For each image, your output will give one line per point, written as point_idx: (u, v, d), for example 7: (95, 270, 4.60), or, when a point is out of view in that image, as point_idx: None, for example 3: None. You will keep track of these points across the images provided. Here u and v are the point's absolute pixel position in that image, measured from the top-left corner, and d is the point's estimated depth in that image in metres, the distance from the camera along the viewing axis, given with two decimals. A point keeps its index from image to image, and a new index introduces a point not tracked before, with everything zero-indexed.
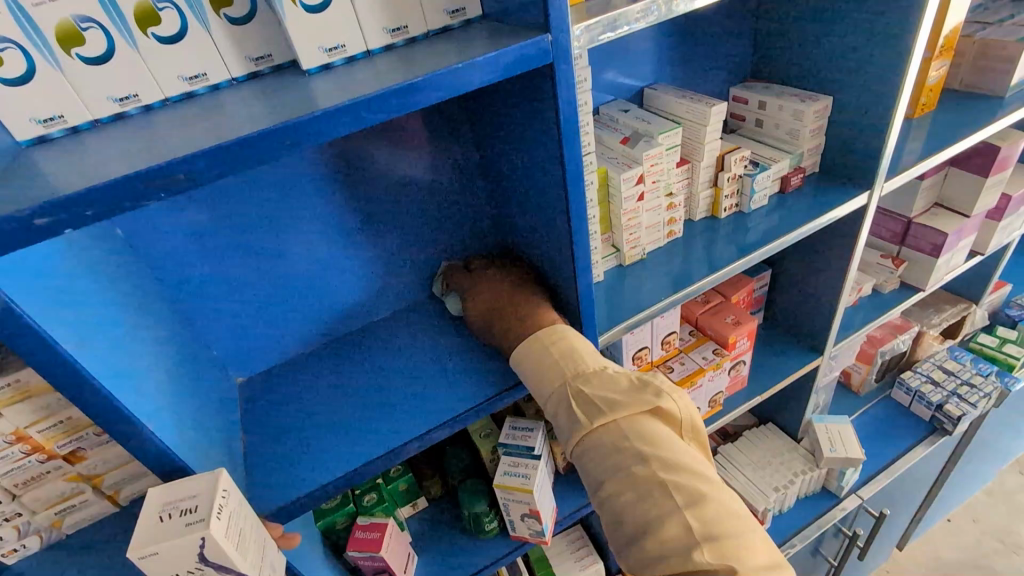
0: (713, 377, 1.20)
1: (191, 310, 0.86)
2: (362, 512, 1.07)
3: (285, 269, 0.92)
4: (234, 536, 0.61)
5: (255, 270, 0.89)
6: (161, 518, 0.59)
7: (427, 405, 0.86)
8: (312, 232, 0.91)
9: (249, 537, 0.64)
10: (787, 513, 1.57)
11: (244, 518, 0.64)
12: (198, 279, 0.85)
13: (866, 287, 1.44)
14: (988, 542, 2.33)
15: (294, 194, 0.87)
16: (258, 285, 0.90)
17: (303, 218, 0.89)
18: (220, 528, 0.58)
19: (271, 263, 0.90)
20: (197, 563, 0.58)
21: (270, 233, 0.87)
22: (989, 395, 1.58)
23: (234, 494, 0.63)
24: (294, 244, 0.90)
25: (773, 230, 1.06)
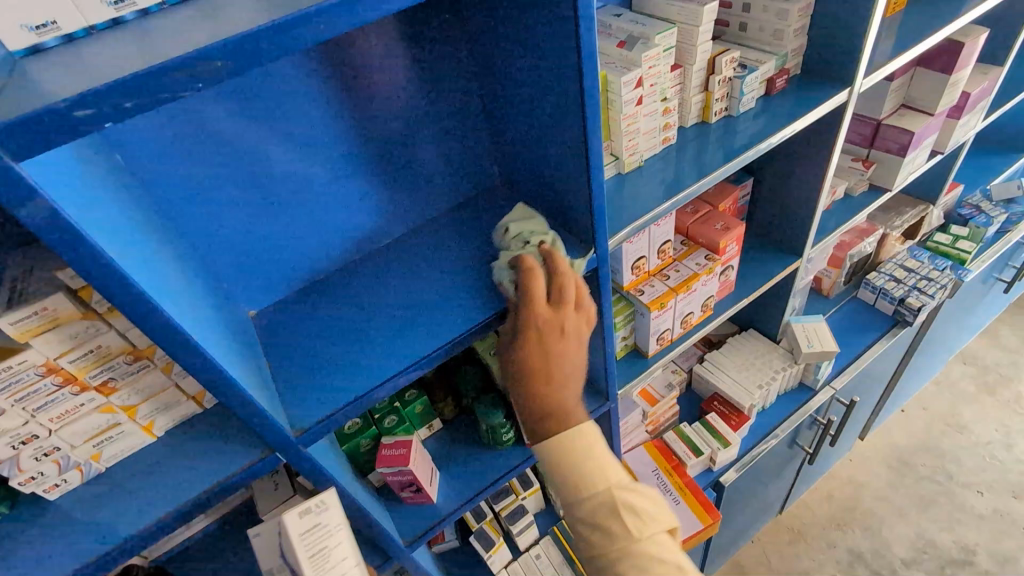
0: (706, 283, 1.26)
1: (199, 240, 0.85)
2: (385, 433, 1.12)
3: (288, 195, 0.91)
4: (310, 543, 0.73)
5: (259, 195, 0.88)
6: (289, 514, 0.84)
7: (448, 316, 0.88)
8: (313, 154, 0.90)
9: (338, 554, 0.74)
10: (769, 408, 1.70)
11: (333, 547, 0.74)
12: (204, 205, 0.83)
13: (839, 190, 1.52)
14: (936, 425, 2.60)
15: (294, 111, 0.85)
16: (262, 212, 0.89)
17: (305, 137, 0.88)
18: (292, 522, 0.73)
19: (273, 188, 0.88)
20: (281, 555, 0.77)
21: (272, 154, 0.86)
22: (946, 286, 1.73)
23: (334, 518, 0.76)
24: (295, 166, 0.89)
25: (759, 132, 1.11)
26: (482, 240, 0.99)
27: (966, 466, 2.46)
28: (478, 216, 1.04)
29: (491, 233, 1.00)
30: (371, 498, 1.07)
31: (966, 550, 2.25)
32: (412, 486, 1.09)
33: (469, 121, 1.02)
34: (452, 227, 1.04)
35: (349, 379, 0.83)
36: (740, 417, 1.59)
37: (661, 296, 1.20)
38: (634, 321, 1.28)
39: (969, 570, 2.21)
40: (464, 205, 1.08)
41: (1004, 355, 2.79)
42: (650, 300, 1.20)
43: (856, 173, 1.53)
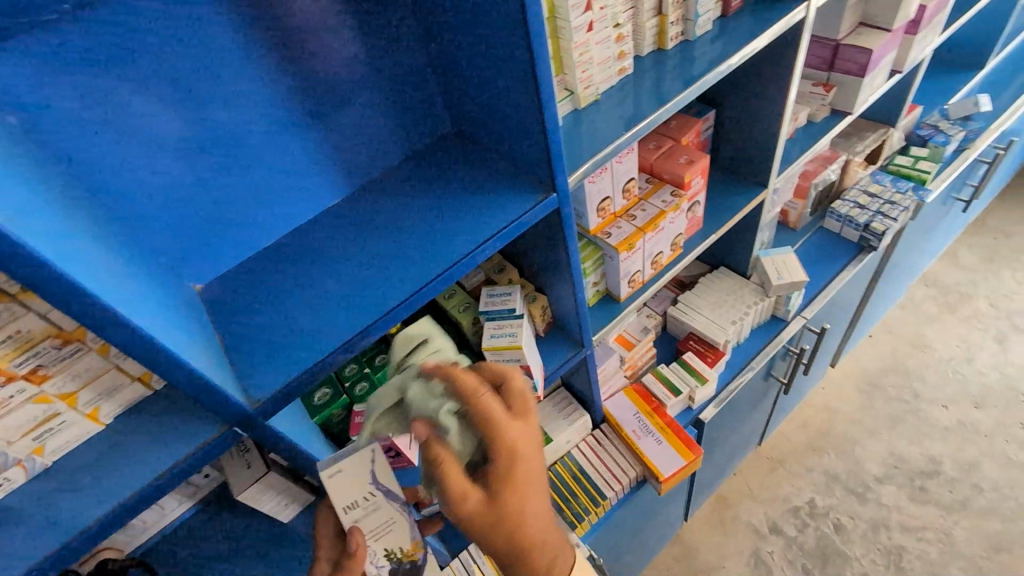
0: (674, 220, 1.24)
1: (123, 210, 0.79)
2: (357, 401, 1.08)
3: (218, 156, 0.84)
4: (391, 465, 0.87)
5: (184, 159, 0.81)
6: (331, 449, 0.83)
7: (406, 271, 0.84)
8: (243, 110, 0.83)
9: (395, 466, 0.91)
10: (744, 343, 1.72)
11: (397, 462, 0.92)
12: (122, 169, 0.77)
13: (801, 117, 1.50)
14: (902, 347, 2.69)
15: (213, 62, 0.77)
16: (191, 175, 0.83)
17: (229, 88, 0.80)
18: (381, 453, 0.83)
19: (199, 149, 0.82)
20: (370, 488, 0.85)
21: (193, 110, 0.79)
22: (908, 208, 1.75)
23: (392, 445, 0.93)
24: (222, 124, 0.82)
25: (716, 57, 1.07)
26: (438, 189, 0.94)
27: (930, 383, 2.56)
28: (432, 167, 0.98)
29: (446, 182, 0.94)
30: None
31: (933, 461, 2.37)
32: (392, 452, 1.07)
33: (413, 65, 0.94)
34: (404, 180, 0.97)
35: (307, 344, 0.79)
36: (716, 354, 1.60)
37: (629, 237, 1.17)
38: (604, 266, 1.26)
39: (936, 479, 2.33)
40: (416, 157, 1.01)
41: (963, 274, 2.89)
42: (618, 242, 1.17)
43: (817, 98, 1.51)
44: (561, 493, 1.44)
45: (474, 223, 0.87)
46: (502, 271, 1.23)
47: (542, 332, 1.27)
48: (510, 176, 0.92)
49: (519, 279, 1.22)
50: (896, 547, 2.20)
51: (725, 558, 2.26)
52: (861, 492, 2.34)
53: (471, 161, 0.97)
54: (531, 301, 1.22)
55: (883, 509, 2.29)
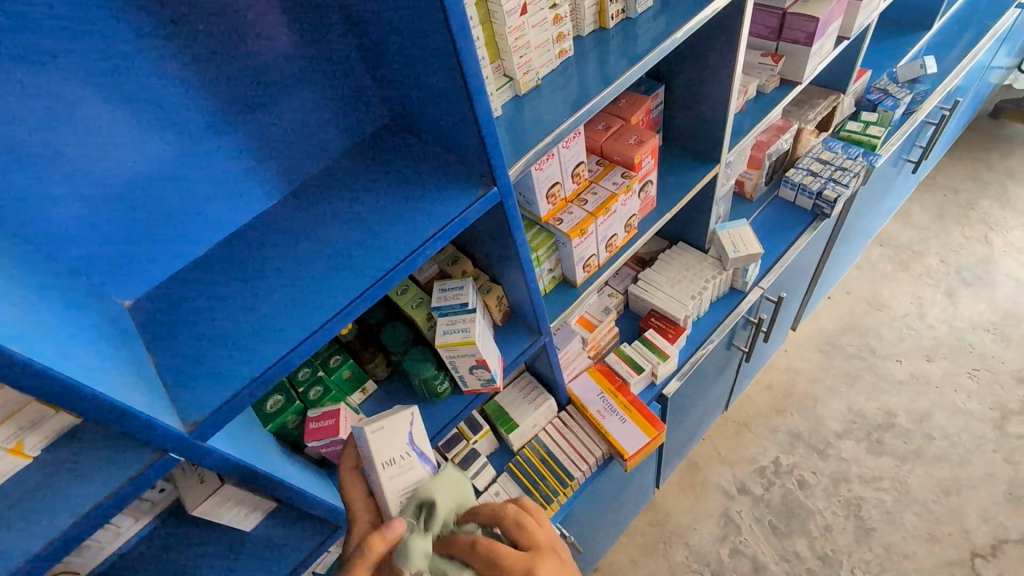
0: (626, 201, 1.22)
1: (33, 226, 0.76)
2: (311, 406, 1.05)
3: (132, 163, 0.80)
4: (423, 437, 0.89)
5: (94, 169, 0.78)
6: (387, 462, 0.83)
7: (345, 275, 0.81)
8: (154, 115, 0.78)
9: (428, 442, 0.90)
10: (704, 316, 1.74)
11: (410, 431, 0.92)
12: (27, 180, 0.74)
13: (750, 88, 1.49)
14: (859, 307, 2.77)
15: (111, 66, 0.73)
16: (104, 184, 0.80)
17: (136, 88, 0.76)
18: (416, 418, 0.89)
19: (109, 157, 0.78)
20: (403, 450, 0.85)
21: (101, 113, 0.75)
22: (858, 173, 1.78)
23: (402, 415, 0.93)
24: (133, 130, 0.78)
25: (659, 34, 1.04)
26: (375, 186, 0.90)
27: (886, 340, 2.66)
28: (369, 162, 0.93)
29: (384, 178, 0.90)
30: (310, 473, 1.03)
31: (888, 415, 2.48)
32: None
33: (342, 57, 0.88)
34: (341, 177, 0.92)
35: (245, 360, 0.76)
36: (677, 329, 1.62)
37: (581, 223, 1.16)
38: (558, 252, 1.24)
39: (891, 431, 2.44)
40: (354, 153, 0.95)
41: (914, 232, 2.97)
42: (570, 228, 1.15)
43: (766, 69, 1.50)
44: (529, 476, 1.46)
45: (413, 222, 0.84)
46: (456, 262, 1.21)
47: (500, 321, 1.26)
48: (450, 169, 0.88)
49: (473, 270, 1.21)
50: (855, 498, 2.31)
51: (697, 521, 2.35)
52: (823, 448, 2.43)
53: (410, 154, 0.92)
54: (486, 292, 1.20)
55: (843, 463, 2.39)
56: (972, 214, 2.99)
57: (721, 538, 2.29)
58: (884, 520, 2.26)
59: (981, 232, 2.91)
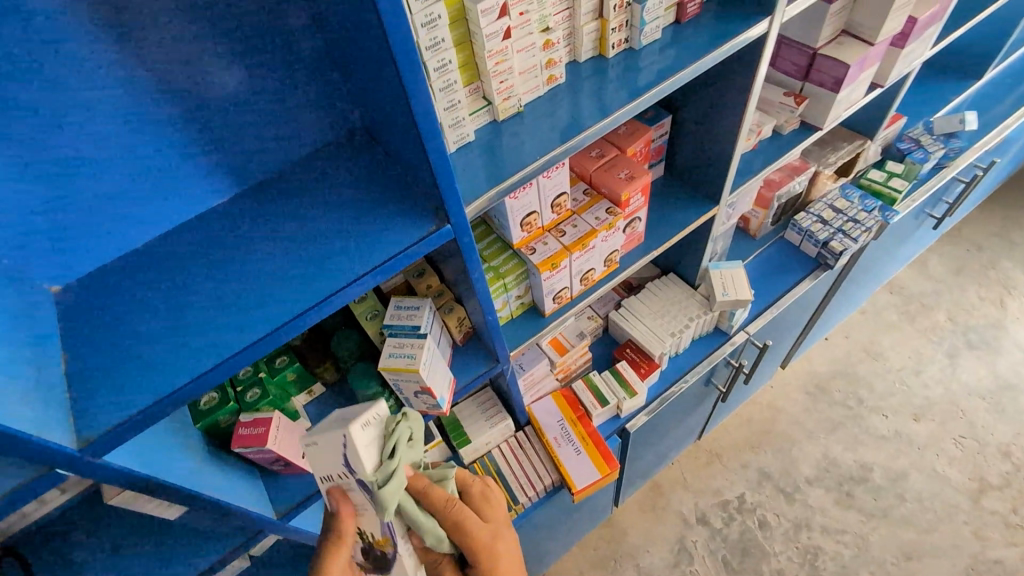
0: (607, 238, 1.16)
1: None
2: (246, 409, 1.01)
3: (70, 154, 0.76)
4: (374, 456, 0.76)
5: (30, 159, 0.74)
6: (334, 475, 0.79)
7: (278, 301, 0.79)
8: (95, 107, 0.74)
9: (390, 455, 0.78)
10: (683, 353, 1.68)
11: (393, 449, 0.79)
12: None
13: (765, 128, 1.40)
14: (856, 353, 2.69)
15: (50, 54, 0.69)
16: (37, 174, 0.76)
17: (78, 76, 0.71)
18: (359, 435, 0.74)
19: (44, 147, 0.74)
20: (343, 468, 0.77)
21: (38, 99, 0.71)
22: (870, 228, 1.68)
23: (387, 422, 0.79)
24: (70, 121, 0.74)
25: (664, 70, 0.96)
26: (328, 207, 0.86)
27: (876, 391, 2.58)
28: (328, 174, 0.90)
29: (337, 195, 0.87)
30: (236, 476, 1.01)
31: (863, 468, 2.42)
32: (281, 461, 1.03)
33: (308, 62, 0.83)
34: (297, 186, 0.89)
35: (161, 376, 0.75)
36: (650, 365, 1.57)
37: (553, 256, 1.10)
38: (529, 280, 1.18)
39: (863, 485, 2.38)
40: (313, 159, 0.92)
41: (927, 284, 2.86)
42: (541, 261, 1.09)
43: (786, 109, 1.40)
44: None
45: (356, 249, 0.82)
46: (422, 276, 1.17)
47: (459, 342, 1.21)
48: (406, 200, 0.84)
49: (437, 286, 1.17)
50: (813, 547, 2.28)
51: (651, 543, 2.33)
52: (790, 492, 2.39)
53: (370, 175, 0.88)
54: (447, 312, 1.15)
55: (808, 510, 2.35)
56: (990, 273, 2.86)
57: (672, 565, 2.28)
58: (838, 573, 2.23)
59: (997, 294, 2.79)
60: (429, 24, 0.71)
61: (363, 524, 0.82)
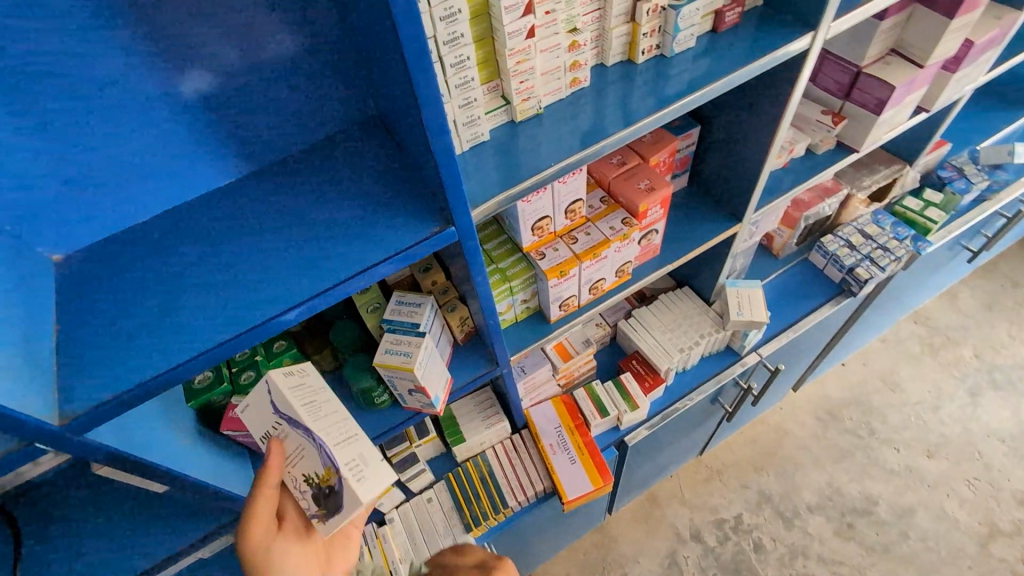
0: (620, 249, 1.12)
1: None
2: (238, 392, 1.00)
3: (79, 127, 0.76)
4: (300, 398, 0.82)
5: (38, 128, 0.74)
6: (269, 430, 0.85)
7: (273, 291, 0.78)
8: (104, 82, 0.73)
9: (319, 401, 0.85)
10: (691, 370, 1.63)
11: (325, 403, 0.86)
12: None
13: (798, 147, 1.33)
14: (873, 382, 2.61)
15: (62, 26, 0.67)
16: (45, 144, 0.75)
17: (90, 49, 0.70)
18: (281, 380, 0.83)
19: (53, 117, 0.74)
20: (274, 419, 0.84)
21: (49, 71, 0.70)
22: (900, 258, 1.61)
23: (317, 379, 0.89)
24: (79, 93, 0.73)
25: (694, 80, 0.92)
26: (334, 199, 0.85)
27: (890, 423, 2.50)
28: (337, 163, 0.88)
29: (343, 187, 0.85)
30: (223, 458, 1.00)
31: (868, 501, 2.35)
32: (271, 445, 1.05)
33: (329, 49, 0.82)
34: (306, 173, 0.88)
35: (149, 357, 0.74)
36: (655, 380, 1.53)
37: (563, 264, 1.06)
38: (536, 285, 1.15)
39: (866, 518, 2.32)
40: (325, 146, 0.91)
41: (956, 317, 2.76)
42: (550, 267, 1.06)
43: (822, 128, 1.34)
44: (465, 492, 1.41)
45: (356, 244, 0.80)
46: (428, 271, 1.14)
47: (460, 341, 1.18)
48: (413, 198, 0.83)
49: (442, 282, 1.14)
50: None
51: (641, 554, 2.30)
52: (789, 517, 2.34)
53: (380, 169, 0.87)
54: (449, 311, 1.12)
55: (806, 537, 2.30)
56: None
57: None
58: None
59: None
60: (448, 18, 0.68)
61: (303, 468, 0.83)
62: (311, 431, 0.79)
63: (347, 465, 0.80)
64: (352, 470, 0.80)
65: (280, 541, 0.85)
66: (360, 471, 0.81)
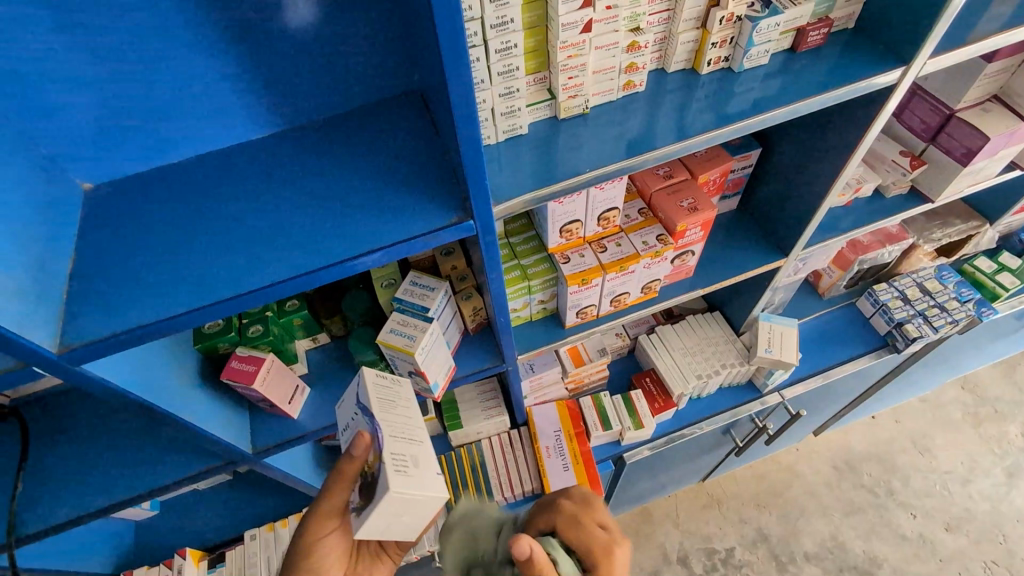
0: (650, 266, 1.06)
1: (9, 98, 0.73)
2: (245, 343, 1.02)
3: (122, 64, 0.75)
4: (382, 394, 0.78)
5: (83, 60, 0.74)
6: (346, 423, 0.81)
7: (280, 256, 0.76)
8: (152, 21, 0.73)
9: (398, 401, 0.79)
10: (706, 398, 1.57)
11: (404, 408, 0.79)
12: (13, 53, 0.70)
13: (866, 187, 1.22)
14: (901, 441, 2.46)
15: None
16: (89, 76, 0.75)
17: None
18: (372, 375, 0.80)
19: (99, 52, 0.73)
20: (354, 411, 0.80)
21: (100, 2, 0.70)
22: (958, 321, 1.48)
23: (407, 388, 0.83)
24: (126, 30, 0.72)
25: (760, 101, 0.84)
26: (359, 172, 0.83)
27: (911, 487, 2.36)
28: (370, 134, 0.87)
29: (371, 161, 0.84)
30: (220, 405, 1.02)
31: (871, 562, 2.23)
32: (267, 401, 1.05)
33: (378, 17, 0.80)
34: (337, 140, 0.87)
35: (149, 301, 0.74)
36: (667, 402, 1.48)
37: (586, 272, 1.02)
38: (556, 288, 1.11)
39: None
40: (361, 114, 0.89)
41: (1009, 391, 2.56)
42: (572, 273, 1.02)
43: (897, 171, 1.22)
44: (453, 475, 1.40)
45: (371, 222, 0.78)
46: (449, 255, 1.11)
47: (471, 330, 1.16)
48: (438, 183, 0.80)
49: (462, 269, 1.12)
50: None
51: None
52: (783, 561, 2.25)
53: (412, 147, 0.84)
54: (464, 299, 1.10)
55: None
56: None
57: None
58: None
59: None
60: (499, 2, 0.64)
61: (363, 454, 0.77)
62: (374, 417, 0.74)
63: (392, 456, 0.72)
64: (395, 461, 0.71)
65: (331, 534, 0.84)
66: (403, 467, 0.71)
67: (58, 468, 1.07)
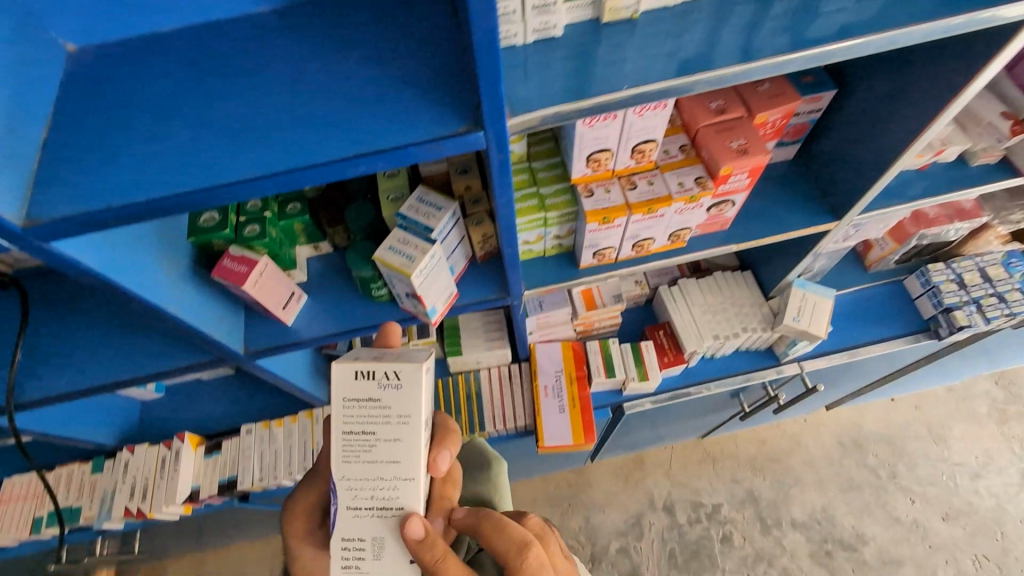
0: (682, 211, 0.95)
1: None
2: (239, 242, 0.96)
3: None
4: (352, 425, 0.65)
5: None
6: None
7: (266, 149, 0.68)
8: None
9: (371, 438, 0.65)
10: (720, 358, 1.49)
11: (379, 448, 0.65)
12: None
13: (949, 150, 1.06)
14: (917, 428, 2.38)
15: None
16: None
17: None
18: (344, 389, 0.66)
19: None
20: None
21: None
22: (1014, 314, 1.35)
23: (407, 402, 0.65)
24: None
25: (848, 25, 0.69)
26: (366, 62, 0.72)
27: (916, 473, 2.30)
28: (384, 20, 0.75)
29: (379, 51, 0.73)
30: (213, 300, 0.99)
31: (857, 537, 2.21)
32: (260, 305, 1.02)
33: None
34: (348, 20, 0.76)
35: (123, 182, 0.67)
36: (677, 357, 1.41)
37: (609, 210, 0.92)
38: (575, 224, 1.01)
39: (848, 553, 2.19)
40: None
41: None
42: (593, 209, 0.92)
43: (991, 135, 1.03)
44: (447, 402, 1.39)
45: (370, 123, 0.68)
46: (465, 173, 1.01)
47: (479, 258, 1.09)
48: (451, 84, 0.69)
49: (477, 190, 1.02)
50: None
51: (608, 506, 2.31)
52: (769, 524, 2.25)
53: (429, 39, 0.73)
54: (474, 224, 1.02)
55: (778, 548, 2.21)
56: None
57: (620, 532, 2.26)
58: None
59: None
60: None
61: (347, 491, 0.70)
62: (334, 483, 0.65)
63: (343, 538, 0.65)
64: (345, 551, 0.65)
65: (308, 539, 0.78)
66: (354, 559, 0.65)
67: (54, 341, 1.08)
